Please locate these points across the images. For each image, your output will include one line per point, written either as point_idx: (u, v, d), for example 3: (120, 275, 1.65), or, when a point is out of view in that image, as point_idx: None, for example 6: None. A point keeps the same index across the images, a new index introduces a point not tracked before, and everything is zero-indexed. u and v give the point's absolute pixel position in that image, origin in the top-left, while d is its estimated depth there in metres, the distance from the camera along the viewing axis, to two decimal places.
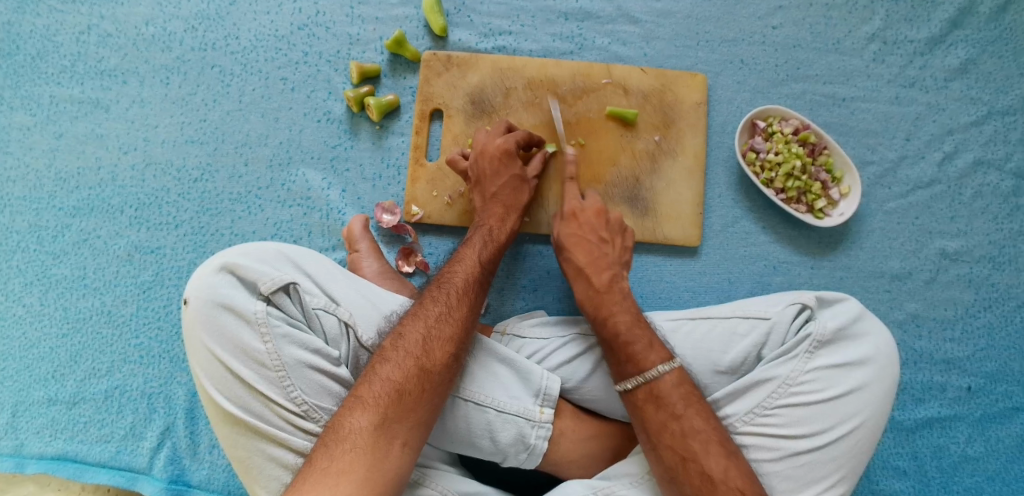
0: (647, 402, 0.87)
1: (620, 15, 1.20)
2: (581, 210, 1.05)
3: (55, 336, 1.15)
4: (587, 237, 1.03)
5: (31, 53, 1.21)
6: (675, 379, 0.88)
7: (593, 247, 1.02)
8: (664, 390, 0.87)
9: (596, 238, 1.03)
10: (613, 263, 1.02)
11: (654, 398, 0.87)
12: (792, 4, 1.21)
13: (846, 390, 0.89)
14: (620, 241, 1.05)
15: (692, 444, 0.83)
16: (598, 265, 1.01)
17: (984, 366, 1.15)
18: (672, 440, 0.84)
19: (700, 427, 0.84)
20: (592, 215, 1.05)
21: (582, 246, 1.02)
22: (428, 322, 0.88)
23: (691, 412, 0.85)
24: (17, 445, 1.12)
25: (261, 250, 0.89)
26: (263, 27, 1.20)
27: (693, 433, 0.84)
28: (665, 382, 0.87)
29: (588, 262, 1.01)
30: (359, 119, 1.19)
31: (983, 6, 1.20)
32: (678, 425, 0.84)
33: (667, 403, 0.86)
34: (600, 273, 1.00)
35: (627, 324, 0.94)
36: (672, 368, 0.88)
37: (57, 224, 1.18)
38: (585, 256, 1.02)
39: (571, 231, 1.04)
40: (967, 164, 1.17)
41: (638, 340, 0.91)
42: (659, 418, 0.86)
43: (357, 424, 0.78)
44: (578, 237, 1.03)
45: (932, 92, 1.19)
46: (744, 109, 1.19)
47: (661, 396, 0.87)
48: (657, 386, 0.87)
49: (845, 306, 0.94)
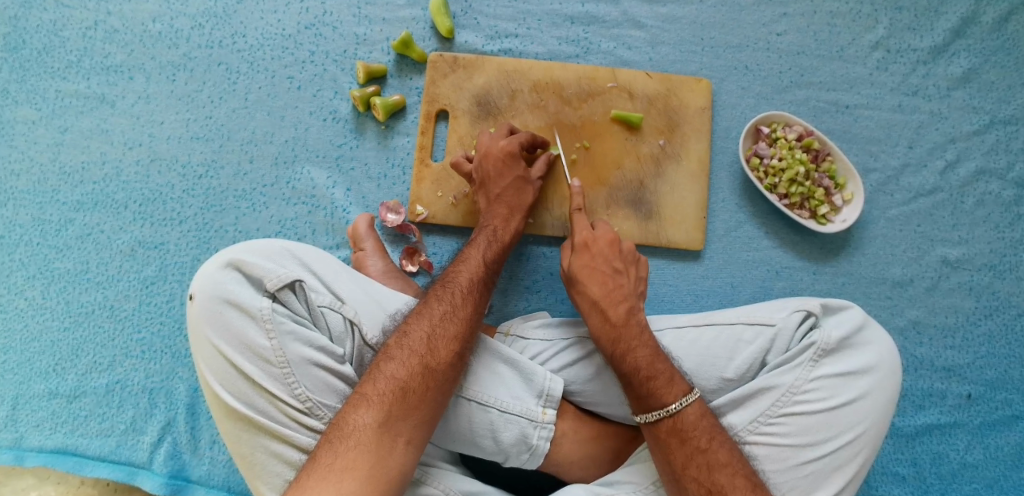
0: (670, 436, 0.87)
1: (626, 20, 1.21)
2: (593, 239, 1.01)
3: (56, 330, 1.15)
4: (601, 269, 0.99)
5: (38, 48, 1.21)
6: (697, 412, 0.88)
7: (607, 278, 0.99)
8: (687, 424, 0.87)
9: (611, 269, 1.00)
10: (630, 295, 0.98)
11: (677, 432, 0.86)
12: (797, 12, 1.22)
13: (849, 399, 0.89)
14: (634, 271, 1.01)
15: (718, 478, 0.83)
16: (613, 298, 0.97)
17: (984, 374, 1.16)
18: (699, 474, 0.84)
19: (725, 460, 0.84)
20: (606, 244, 1.01)
21: (596, 278, 0.99)
22: (432, 320, 0.88)
23: (715, 444, 0.85)
24: (16, 439, 1.12)
25: (268, 247, 0.89)
26: (270, 26, 1.21)
27: (719, 466, 0.83)
28: (687, 415, 0.87)
29: (603, 295, 0.97)
30: (365, 119, 1.19)
31: (986, 16, 1.21)
32: (704, 458, 0.84)
33: (692, 437, 0.86)
34: (616, 307, 0.96)
35: (646, 360, 0.91)
36: (694, 401, 0.88)
37: (61, 218, 1.18)
38: (600, 288, 0.98)
39: (583, 262, 1.00)
40: (968, 173, 1.18)
41: (660, 375, 0.89)
42: (684, 452, 0.85)
43: (362, 421, 0.78)
44: (592, 269, 1.00)
45: (934, 101, 1.20)
46: (749, 114, 1.20)
47: (685, 430, 0.86)
48: (680, 419, 0.87)
49: (849, 314, 0.94)
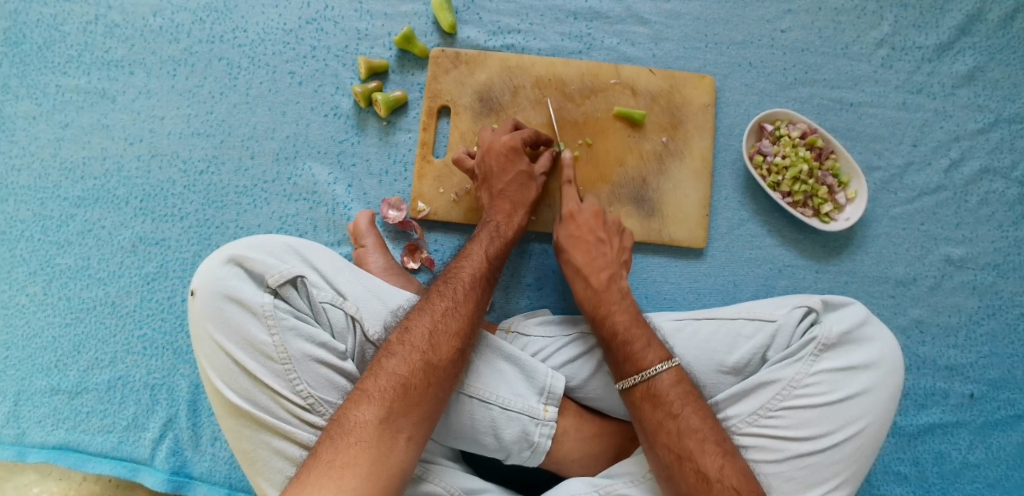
0: (644, 401, 0.87)
1: (629, 15, 1.20)
2: (579, 211, 1.05)
3: (57, 326, 1.15)
4: (585, 238, 1.03)
5: (38, 42, 1.20)
6: (672, 378, 0.88)
7: (591, 247, 1.02)
8: (661, 389, 0.87)
9: (595, 238, 1.03)
10: (612, 263, 1.02)
11: (651, 397, 0.87)
12: (801, 9, 1.21)
13: (851, 393, 0.89)
14: (618, 241, 1.05)
15: (687, 443, 0.83)
16: (596, 266, 1.01)
17: (987, 373, 1.15)
18: (668, 438, 0.84)
19: (696, 426, 0.84)
20: (591, 216, 1.05)
21: (580, 247, 1.03)
22: (434, 316, 0.88)
23: (687, 410, 0.85)
24: (18, 434, 1.12)
25: (270, 242, 0.89)
26: (272, 21, 1.20)
27: (689, 431, 0.83)
28: (661, 381, 0.87)
29: (586, 262, 1.01)
30: (367, 115, 1.19)
31: (992, 14, 1.20)
32: (674, 423, 0.84)
33: (665, 402, 0.86)
34: (598, 274, 1.00)
35: (624, 324, 0.94)
36: (670, 368, 0.88)
37: (61, 213, 1.18)
38: (584, 256, 1.02)
39: (570, 232, 1.04)
40: (973, 171, 1.18)
41: (636, 340, 0.92)
42: (656, 417, 0.86)
43: (362, 417, 0.78)
44: (577, 239, 1.03)
45: (939, 99, 1.19)
46: (752, 112, 1.19)
47: (658, 395, 0.87)
48: (654, 384, 0.87)
49: (851, 310, 0.94)
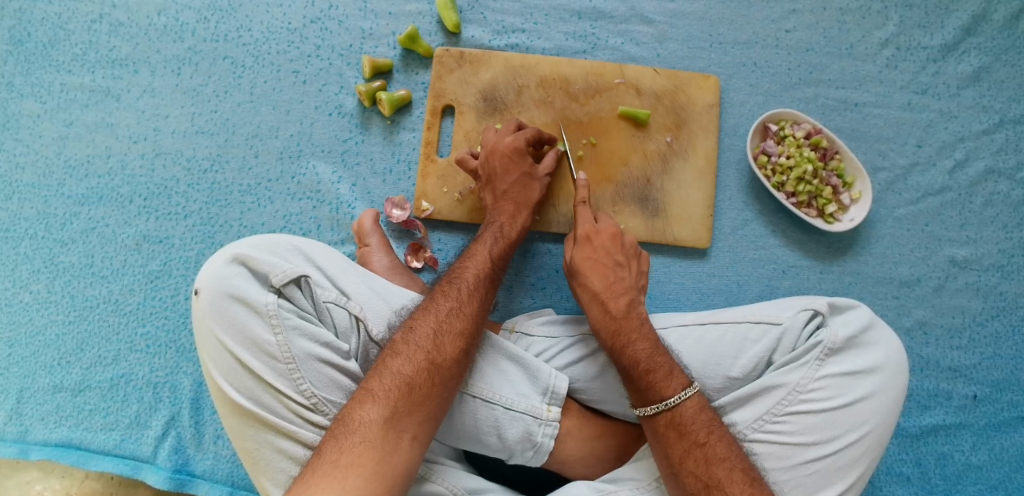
0: (668, 429, 0.87)
1: (634, 15, 1.20)
2: (595, 232, 1.02)
3: (61, 324, 1.15)
4: (603, 261, 1.00)
5: (42, 41, 1.20)
6: (696, 406, 0.87)
7: (608, 271, 0.99)
8: (686, 418, 0.87)
9: (612, 261, 1.00)
10: (630, 288, 0.99)
11: (676, 426, 0.86)
12: (806, 9, 1.21)
13: (855, 398, 0.89)
14: (636, 265, 1.02)
15: (716, 472, 0.82)
16: (614, 290, 0.98)
17: (991, 374, 1.15)
18: (696, 467, 0.83)
19: (723, 454, 0.83)
20: (608, 237, 1.02)
21: (597, 271, 1.00)
22: (438, 317, 0.88)
23: (713, 438, 0.85)
24: (21, 432, 1.12)
25: (273, 241, 0.89)
26: (276, 20, 1.20)
27: (717, 460, 0.83)
28: (686, 410, 0.87)
29: (604, 287, 0.98)
30: (371, 114, 1.19)
31: (997, 14, 1.20)
32: (702, 452, 0.84)
33: (690, 430, 0.86)
34: (617, 299, 0.97)
35: (646, 353, 0.92)
36: (693, 395, 0.88)
37: (65, 212, 1.18)
38: (601, 280, 0.99)
39: (585, 255, 1.01)
40: (978, 172, 1.17)
41: (659, 368, 0.90)
42: (682, 446, 0.85)
43: (367, 417, 0.78)
44: (593, 261, 1.00)
45: (944, 99, 1.19)
46: (757, 112, 1.19)
47: (683, 424, 0.86)
48: (679, 413, 0.87)
49: (856, 314, 0.94)
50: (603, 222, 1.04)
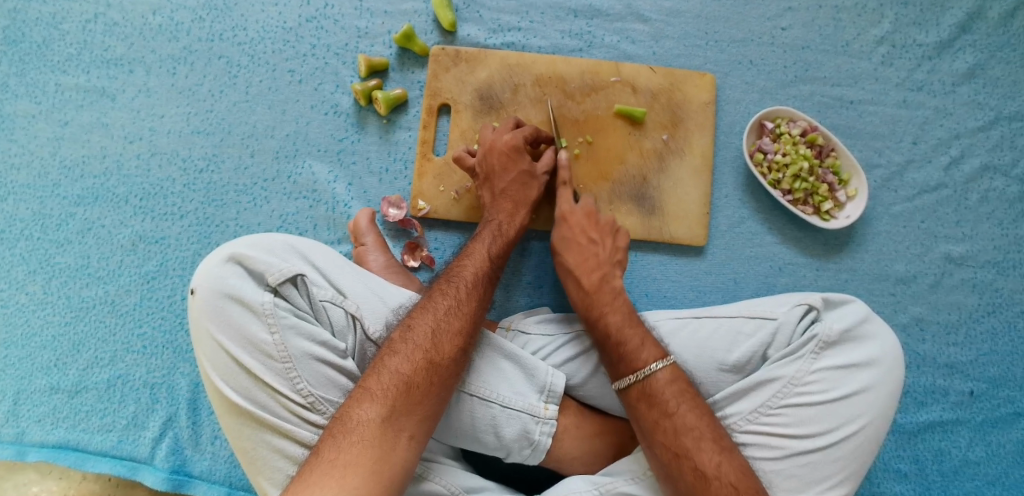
0: (640, 401, 0.87)
1: (630, 13, 1.20)
2: (570, 212, 1.04)
3: (57, 324, 1.15)
4: (577, 240, 1.02)
5: (37, 41, 1.20)
6: (668, 377, 0.88)
7: (583, 248, 1.02)
8: (657, 388, 0.87)
9: (587, 239, 1.02)
10: (604, 263, 1.01)
11: (647, 396, 0.87)
12: (802, 6, 1.21)
13: (851, 391, 0.89)
14: (611, 241, 1.03)
15: (685, 441, 0.83)
16: (587, 266, 1.00)
17: (987, 371, 1.15)
18: (666, 438, 0.84)
19: (692, 424, 0.84)
20: (582, 217, 1.04)
21: (573, 249, 1.02)
22: (436, 315, 0.88)
23: (683, 408, 0.85)
24: (17, 434, 1.12)
25: (269, 240, 0.89)
26: (271, 19, 1.20)
27: (686, 430, 0.83)
28: (657, 380, 0.87)
29: (578, 263, 1.01)
30: (367, 112, 1.19)
31: (992, 11, 1.20)
32: (671, 422, 0.84)
33: (660, 401, 0.86)
34: (590, 275, 0.99)
35: (617, 325, 0.93)
36: (665, 366, 0.88)
37: (61, 212, 1.17)
38: (575, 258, 1.01)
39: (562, 233, 1.03)
40: (973, 169, 1.18)
41: (630, 340, 0.91)
42: (653, 416, 0.86)
43: (365, 416, 0.78)
44: (568, 240, 1.03)
45: (939, 97, 1.19)
46: (753, 110, 1.19)
47: (654, 394, 0.87)
48: (650, 383, 0.87)
49: (851, 308, 0.94)
50: (580, 203, 1.06)
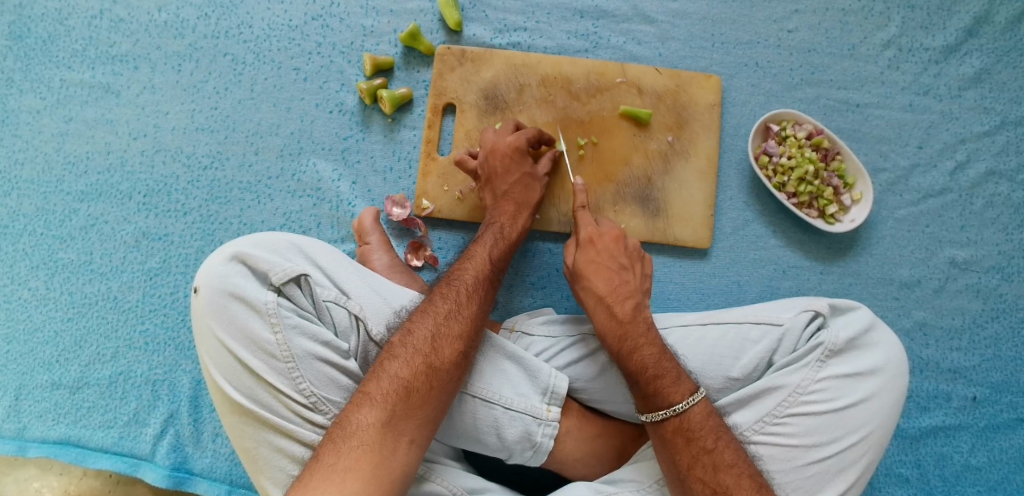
0: (676, 436, 0.86)
1: (636, 14, 1.20)
2: (598, 236, 1.01)
3: (59, 321, 1.15)
4: (607, 265, 0.99)
5: (42, 36, 1.20)
6: (703, 412, 0.87)
7: (613, 274, 0.98)
8: (694, 424, 0.86)
9: (616, 265, 0.99)
10: (635, 291, 0.98)
11: (684, 432, 0.86)
12: (808, 9, 1.20)
13: (856, 399, 0.89)
14: (639, 268, 1.01)
15: (724, 479, 0.82)
16: (619, 294, 0.96)
17: (990, 376, 1.15)
18: (704, 474, 0.83)
19: (731, 461, 0.83)
20: (610, 241, 1.00)
21: (602, 274, 0.98)
22: (436, 319, 0.87)
23: (721, 445, 0.84)
24: (19, 429, 1.12)
25: (273, 240, 0.89)
26: (277, 17, 1.20)
27: (726, 467, 0.83)
28: (694, 415, 0.86)
29: (609, 291, 0.97)
30: (372, 111, 1.18)
31: (999, 16, 1.20)
32: (710, 459, 0.83)
33: (698, 436, 0.85)
34: (622, 303, 0.96)
35: (653, 358, 0.91)
36: (700, 400, 0.87)
37: (65, 208, 1.17)
38: (606, 284, 0.97)
39: (589, 258, 1.00)
40: (978, 174, 1.17)
41: (667, 373, 0.89)
42: (690, 453, 0.84)
43: (364, 421, 0.78)
44: (597, 265, 0.99)
45: (945, 100, 1.19)
46: (758, 112, 1.19)
47: (691, 429, 0.86)
48: (686, 418, 0.86)
49: (857, 315, 0.94)
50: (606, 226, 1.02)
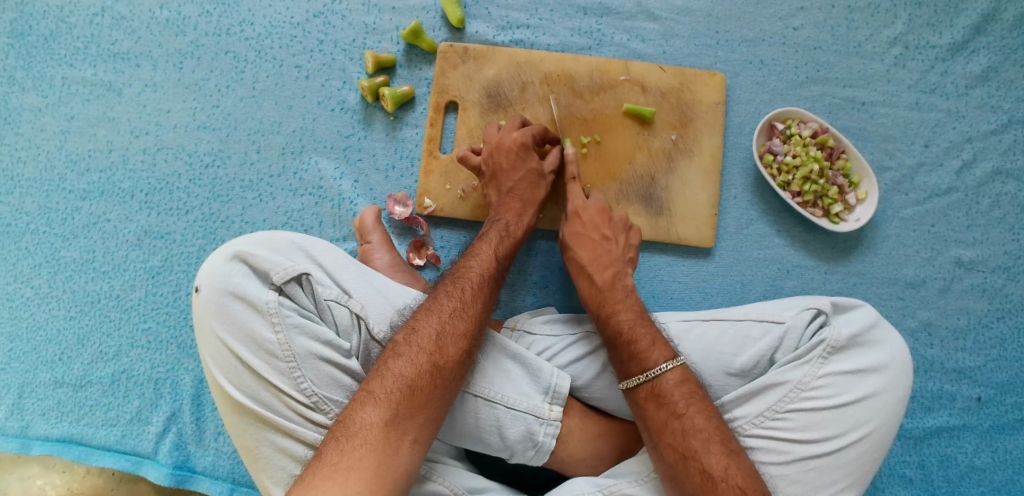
0: (648, 401, 0.87)
1: (640, 11, 1.19)
2: (584, 208, 1.04)
3: (62, 318, 1.15)
4: (590, 236, 1.02)
5: (44, 34, 1.20)
6: (677, 378, 0.87)
7: (596, 244, 1.01)
8: (666, 389, 0.87)
9: (599, 236, 1.02)
10: (616, 260, 1.01)
11: (655, 397, 0.87)
12: (814, 6, 1.19)
13: (858, 397, 0.88)
14: (624, 238, 1.03)
15: (692, 443, 0.82)
16: (600, 262, 1.00)
17: (995, 376, 1.14)
18: (674, 439, 0.83)
19: (701, 426, 0.83)
20: (595, 213, 1.03)
21: (585, 245, 1.02)
22: (442, 317, 0.87)
23: (692, 410, 0.84)
24: (22, 427, 1.12)
25: (274, 239, 0.88)
26: (279, 14, 1.19)
27: (694, 431, 0.83)
28: (667, 381, 0.87)
29: (590, 260, 1.00)
30: (373, 109, 1.18)
31: (1007, 13, 1.18)
32: (680, 424, 0.84)
33: (669, 401, 0.86)
34: (602, 271, 0.99)
35: (630, 323, 0.93)
36: (675, 367, 0.88)
37: (67, 207, 1.17)
38: (587, 254, 1.01)
39: (574, 229, 1.03)
40: (985, 173, 1.16)
41: (641, 338, 0.91)
42: (661, 417, 0.85)
43: (368, 420, 0.78)
44: (581, 236, 1.02)
45: (952, 99, 1.18)
46: (763, 110, 1.18)
47: (663, 394, 0.86)
48: (659, 383, 0.87)
49: (861, 313, 0.93)
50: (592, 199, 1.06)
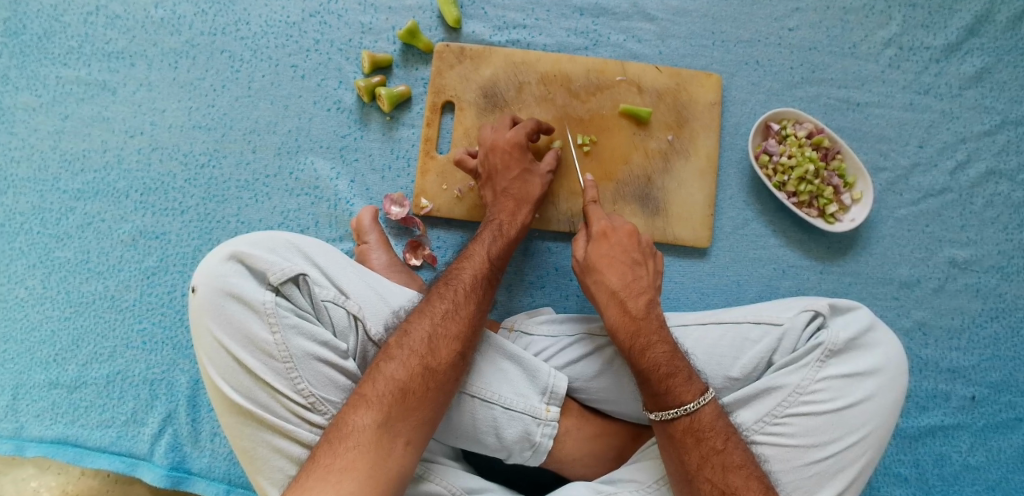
0: (686, 436, 0.85)
1: (636, 12, 1.19)
2: (612, 230, 1.00)
3: (56, 319, 1.14)
4: (619, 259, 0.98)
5: (37, 33, 1.19)
6: (714, 412, 0.86)
7: (626, 269, 0.97)
8: (704, 424, 0.85)
9: (629, 261, 0.98)
10: (648, 287, 0.97)
11: (694, 432, 0.85)
12: (809, 7, 1.20)
13: (855, 400, 0.89)
14: (651, 264, 1.00)
15: (733, 479, 0.81)
16: (632, 290, 0.96)
17: (989, 375, 1.15)
18: (713, 474, 0.82)
19: (740, 462, 0.83)
20: (624, 236, 1.00)
21: (615, 269, 0.97)
22: (433, 320, 0.87)
23: (731, 445, 0.84)
24: (17, 428, 1.11)
25: (271, 239, 0.88)
26: (274, 14, 1.19)
27: (734, 468, 0.82)
28: (704, 416, 0.85)
29: (622, 285, 0.96)
30: (370, 109, 1.18)
31: (1001, 15, 1.19)
32: (719, 459, 0.83)
33: (708, 437, 0.84)
34: (636, 299, 0.95)
35: (666, 356, 0.89)
36: (710, 400, 0.86)
37: (61, 206, 1.16)
38: (619, 279, 0.96)
39: (602, 253, 0.99)
40: (979, 174, 1.17)
41: (680, 371, 0.88)
42: (700, 453, 0.83)
43: (360, 423, 0.78)
44: (609, 259, 0.98)
45: (946, 100, 1.18)
46: (759, 111, 1.18)
47: (701, 430, 0.85)
48: (697, 419, 0.85)
49: (857, 315, 0.94)
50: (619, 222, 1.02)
